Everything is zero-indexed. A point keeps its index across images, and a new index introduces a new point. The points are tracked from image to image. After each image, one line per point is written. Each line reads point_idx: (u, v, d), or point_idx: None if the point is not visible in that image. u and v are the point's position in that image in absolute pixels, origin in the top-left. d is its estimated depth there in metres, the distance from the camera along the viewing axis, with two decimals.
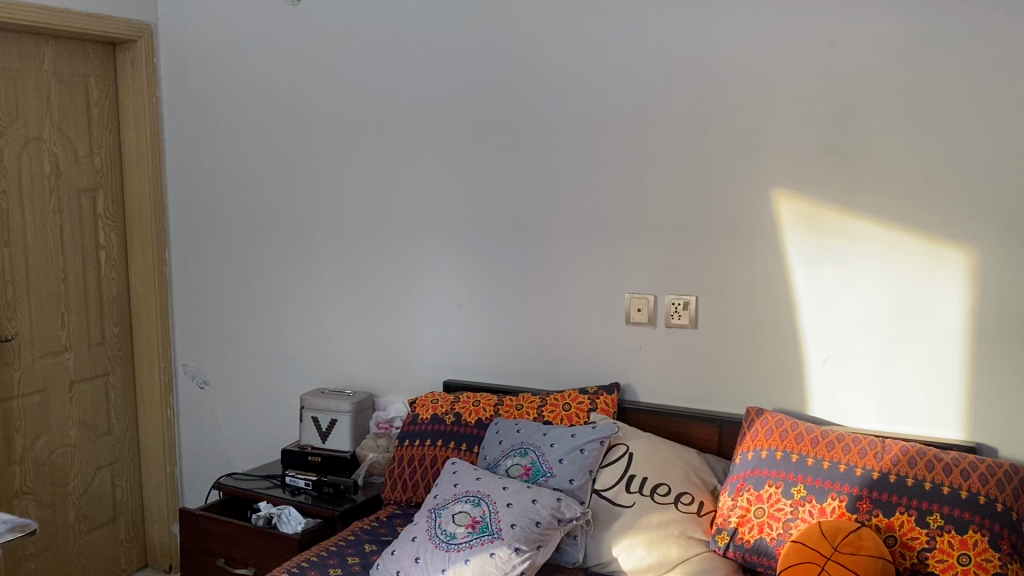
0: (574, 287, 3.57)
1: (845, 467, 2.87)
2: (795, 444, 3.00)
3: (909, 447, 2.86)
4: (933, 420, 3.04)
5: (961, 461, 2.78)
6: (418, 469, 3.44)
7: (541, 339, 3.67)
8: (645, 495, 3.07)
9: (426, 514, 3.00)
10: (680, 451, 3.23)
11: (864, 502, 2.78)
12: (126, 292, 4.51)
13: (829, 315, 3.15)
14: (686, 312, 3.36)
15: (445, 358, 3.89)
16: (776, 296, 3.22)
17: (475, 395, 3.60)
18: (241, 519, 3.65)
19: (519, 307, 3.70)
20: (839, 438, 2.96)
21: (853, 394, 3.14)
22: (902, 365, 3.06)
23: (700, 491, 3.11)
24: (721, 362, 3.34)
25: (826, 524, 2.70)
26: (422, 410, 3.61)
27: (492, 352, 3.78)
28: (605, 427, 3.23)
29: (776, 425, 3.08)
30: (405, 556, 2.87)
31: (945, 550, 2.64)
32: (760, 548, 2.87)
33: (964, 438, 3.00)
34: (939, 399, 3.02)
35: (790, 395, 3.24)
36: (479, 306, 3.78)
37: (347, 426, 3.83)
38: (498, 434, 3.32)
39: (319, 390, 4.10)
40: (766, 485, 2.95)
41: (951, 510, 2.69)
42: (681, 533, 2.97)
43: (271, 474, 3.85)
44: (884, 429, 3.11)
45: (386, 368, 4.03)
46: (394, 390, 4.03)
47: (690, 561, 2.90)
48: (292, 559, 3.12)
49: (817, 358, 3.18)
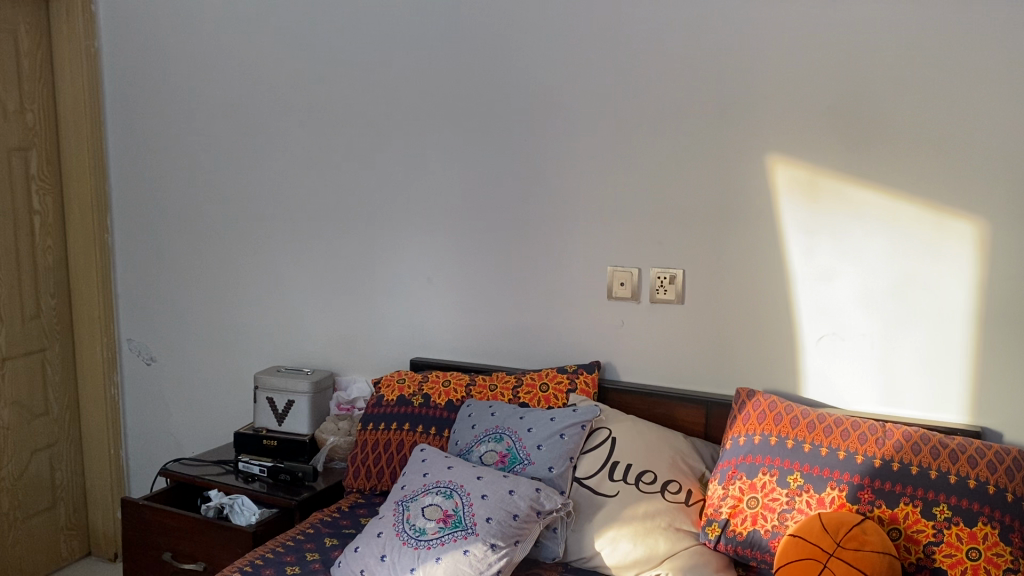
0: (552, 259, 3.32)
1: (846, 454, 2.68)
2: (788, 429, 2.80)
3: (912, 432, 2.67)
4: (938, 403, 2.86)
5: (968, 447, 2.60)
6: (384, 454, 3.19)
7: (516, 315, 3.43)
8: (630, 483, 2.85)
9: (393, 507, 2.75)
10: (665, 435, 3.02)
11: (866, 492, 2.59)
12: (64, 260, 4.17)
13: (826, 290, 2.94)
14: (673, 286, 3.13)
15: (413, 335, 3.62)
16: (770, 270, 3.00)
17: (444, 375, 3.35)
18: (189, 509, 3.36)
19: (492, 282, 3.44)
20: (837, 422, 2.76)
21: (850, 374, 2.94)
22: (903, 344, 2.87)
23: (688, 478, 2.91)
24: (709, 341, 3.12)
25: (828, 516, 2.50)
26: (387, 391, 3.35)
27: (464, 329, 3.53)
28: (586, 410, 3.01)
29: (768, 408, 2.87)
30: (370, 554, 2.62)
31: (953, 544, 2.46)
32: (754, 541, 2.67)
33: (967, 421, 2.82)
34: (945, 381, 2.83)
35: (781, 376, 3.04)
36: (448, 279, 3.52)
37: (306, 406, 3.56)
38: (471, 418, 3.08)
39: (275, 368, 3.82)
40: (760, 473, 2.75)
41: (959, 501, 2.51)
42: (668, 525, 2.75)
43: (222, 460, 3.57)
44: (882, 411, 2.92)
45: (350, 347, 3.76)
46: (356, 368, 3.76)
47: (678, 557, 2.69)
48: (245, 555, 2.85)
49: (813, 335, 2.98)
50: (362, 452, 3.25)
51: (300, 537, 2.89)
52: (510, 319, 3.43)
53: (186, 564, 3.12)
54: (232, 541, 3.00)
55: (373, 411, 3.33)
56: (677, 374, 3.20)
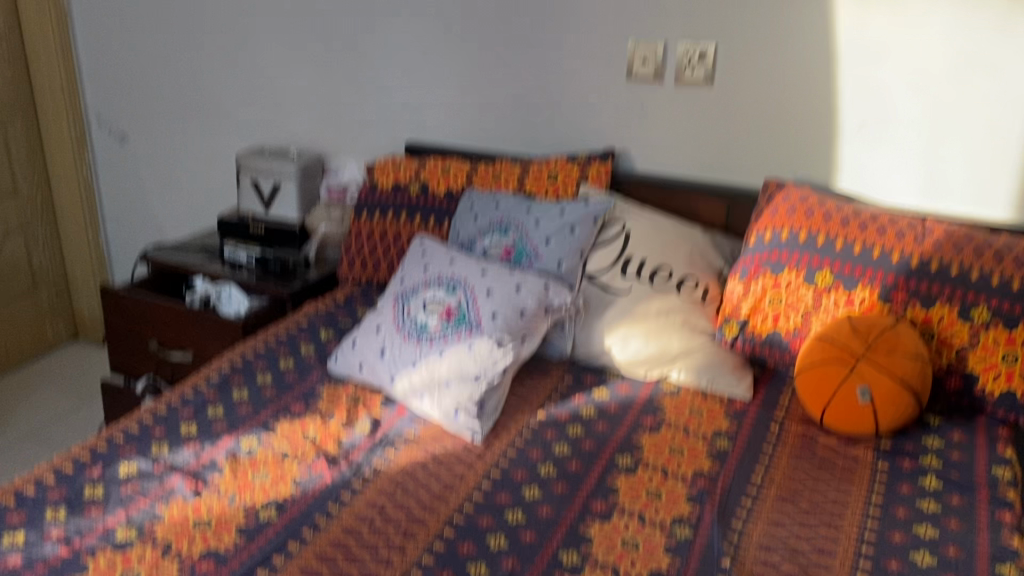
0: (565, 31, 2.95)
1: (882, 255, 2.46)
2: (820, 224, 2.55)
3: (955, 229, 2.44)
4: (983, 201, 2.63)
5: (1015, 246, 2.37)
6: (380, 245, 2.99)
7: (523, 95, 3.09)
8: (644, 280, 2.66)
9: (392, 301, 2.58)
10: (684, 228, 2.80)
11: (899, 292, 2.41)
12: (15, 21, 3.72)
13: (875, 70, 2.62)
14: (701, 65, 2.79)
15: (407, 117, 3.30)
16: (813, 46, 2.66)
17: (443, 160, 3.07)
18: (174, 297, 3.18)
19: (496, 56, 3.08)
20: (873, 218, 2.53)
21: (890, 164, 2.70)
22: (954, 133, 2.59)
23: (706, 275, 2.72)
24: (737, 126, 2.84)
25: (858, 318, 2.34)
26: (380, 176, 3.08)
27: (464, 112, 3.20)
28: (599, 201, 2.76)
29: (799, 201, 2.63)
30: (369, 350, 2.48)
31: (988, 348, 2.32)
32: (773, 342, 2.55)
33: (1013, 218, 2.61)
34: (994, 176, 2.59)
35: (816, 168, 2.79)
36: (447, 53, 3.15)
37: (291, 191, 3.29)
38: (474, 210, 2.84)
39: (259, 149, 3.52)
40: (786, 270, 2.55)
41: (1000, 304, 2.32)
42: (682, 324, 2.61)
43: (207, 248, 3.35)
44: (920, 205, 2.70)
45: (339, 130, 3.45)
46: (346, 151, 3.47)
47: (692, 357, 2.55)
48: (234, 346, 2.69)
49: (854, 121, 2.69)
50: (356, 243, 3.04)
51: (294, 330, 2.73)
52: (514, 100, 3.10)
53: (174, 354, 2.98)
54: (221, 332, 2.85)
55: (365, 199, 3.07)
56: (698, 162, 2.93)
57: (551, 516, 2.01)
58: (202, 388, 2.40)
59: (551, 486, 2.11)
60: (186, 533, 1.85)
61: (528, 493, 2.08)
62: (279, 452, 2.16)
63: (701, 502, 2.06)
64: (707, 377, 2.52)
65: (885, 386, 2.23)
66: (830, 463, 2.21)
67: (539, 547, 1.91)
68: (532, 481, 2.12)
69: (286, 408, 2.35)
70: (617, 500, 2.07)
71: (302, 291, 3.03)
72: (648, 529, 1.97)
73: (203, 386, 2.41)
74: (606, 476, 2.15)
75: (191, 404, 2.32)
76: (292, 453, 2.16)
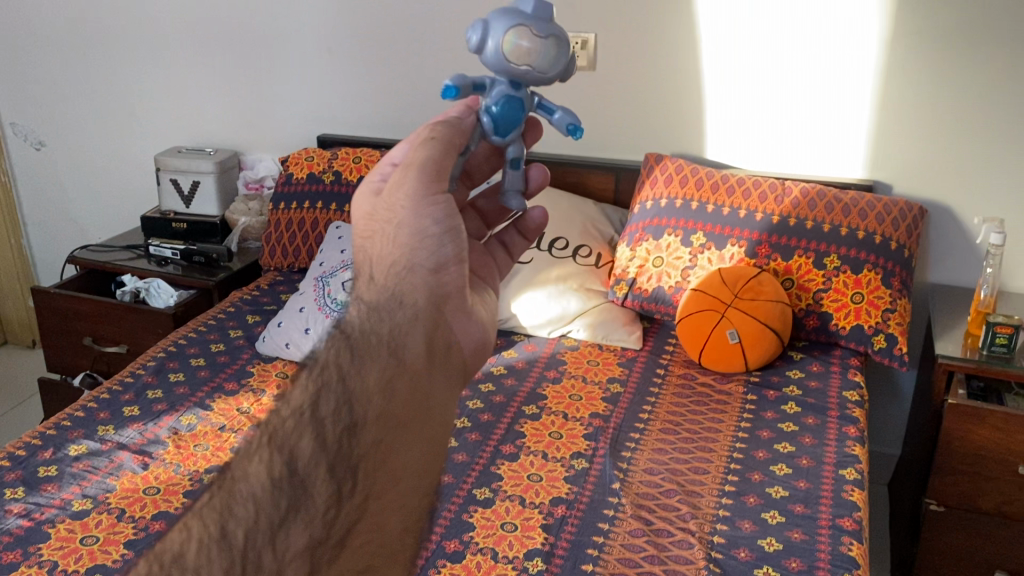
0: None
1: (743, 212, 1.75)
2: (684, 189, 1.82)
3: (808, 186, 1.75)
4: (832, 155, 1.86)
5: (859, 200, 1.72)
6: (286, 227, 2.05)
7: (259, 7, 2.20)
8: (577, 227, 1.90)
9: (290, 247, 2.04)
10: (579, 199, 1.98)
11: (763, 248, 1.71)
12: None
13: (796, 56, 1.82)
14: (585, 52, 1.95)
15: (142, 41, 2.34)
16: (672, 17, 1.87)
17: (354, 149, 2.10)
18: (40, 213, 2.65)
19: (373, 23, 2.12)
20: (737, 181, 1.79)
21: (766, 132, 1.89)
22: (889, 116, 1.79)
23: (600, 241, 1.91)
24: (623, 85, 1.96)
25: (726, 270, 1.66)
26: (296, 169, 2.10)
27: (205, 18, 2.26)
28: (457, 13, 2.03)
29: (675, 172, 1.85)
30: (282, 314, 1.74)
31: (840, 293, 1.66)
32: (657, 296, 1.77)
33: (895, 150, 1.81)
34: (846, 106, 1.81)
35: (678, 106, 1.94)
36: (357, 34, 2.14)
37: (77, 130, 2.51)
38: (333, 36, 2.16)
39: (103, 124, 2.48)
40: (667, 238, 1.79)
41: (851, 253, 1.67)
42: (581, 217, 1.93)
43: (54, 202, 2.62)
44: (794, 168, 1.90)
45: (88, 73, 2.43)
46: (200, 118, 2.38)
47: (591, 311, 1.77)
48: (113, 245, 2.21)
49: (720, 94, 1.90)
50: (190, 96, 2.37)
51: (197, 255, 2.08)
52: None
53: (24, 300, 2.66)
54: (134, 325, 1.91)
55: (186, 47, 2.31)
56: (569, 96, 2.02)
57: (501, 398, 1.55)
58: (146, 366, 1.67)
59: (503, 380, 1.61)
60: (136, 500, 1.29)
61: (472, 403, 1.53)
62: (209, 379, 1.62)
63: (636, 364, 1.67)
64: (603, 328, 1.74)
65: (751, 325, 1.59)
66: (709, 399, 1.54)
67: (503, 420, 1.49)
68: (503, 353, 1.71)
69: (261, 325, 1.82)
70: (568, 370, 1.64)
71: (225, 230, 2.23)
72: (591, 386, 1.59)
73: (159, 278, 2.02)
74: (546, 371, 1.64)
75: (147, 369, 1.65)
76: (234, 422, 1.48)
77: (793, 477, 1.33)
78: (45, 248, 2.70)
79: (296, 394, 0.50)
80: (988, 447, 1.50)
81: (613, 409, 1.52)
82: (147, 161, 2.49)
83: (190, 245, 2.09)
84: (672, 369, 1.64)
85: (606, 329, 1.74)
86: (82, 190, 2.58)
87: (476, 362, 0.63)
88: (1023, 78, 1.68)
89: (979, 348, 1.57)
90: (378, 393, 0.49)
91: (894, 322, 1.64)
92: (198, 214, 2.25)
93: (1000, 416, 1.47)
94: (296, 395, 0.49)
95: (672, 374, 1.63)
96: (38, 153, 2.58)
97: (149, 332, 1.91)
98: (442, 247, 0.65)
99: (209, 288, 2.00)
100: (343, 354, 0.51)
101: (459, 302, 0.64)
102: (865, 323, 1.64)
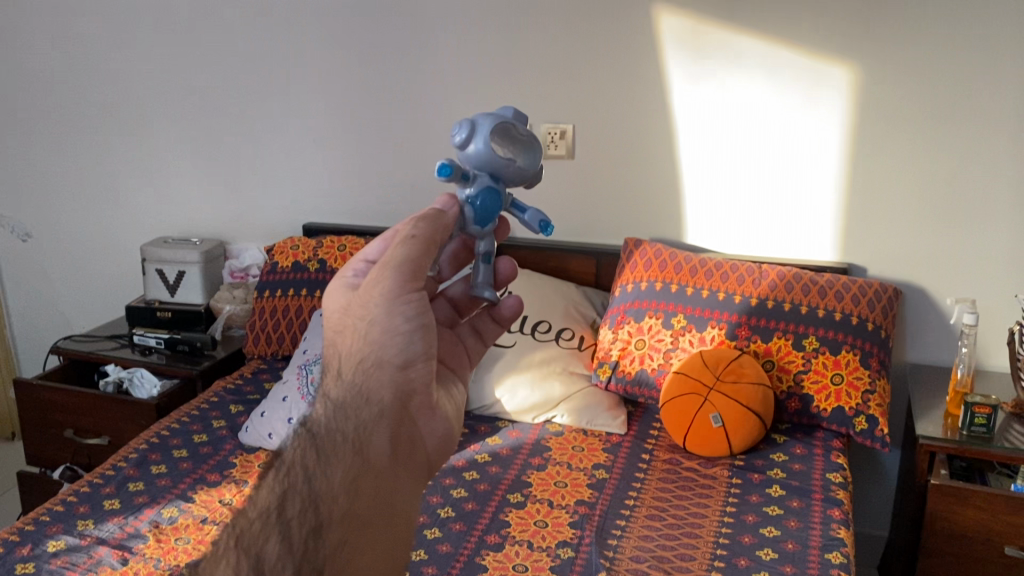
0: (422, 80, 2.10)
1: (722, 294, 1.78)
2: (663, 273, 1.85)
3: (784, 269, 1.79)
4: (807, 238, 1.90)
5: (835, 283, 1.75)
6: (271, 314, 2.06)
7: (246, 101, 2.26)
8: (558, 310, 1.92)
9: (274, 335, 2.05)
10: (560, 283, 2.01)
11: (743, 330, 1.74)
12: None
13: (766, 146, 1.87)
14: (563, 142, 2.01)
15: (130, 135, 2.39)
16: (647, 110, 1.94)
17: (338, 238, 2.13)
18: (24, 304, 2.65)
19: (358, 117, 2.18)
20: (715, 265, 1.83)
21: (741, 218, 1.94)
22: (860, 201, 1.84)
23: (582, 325, 1.93)
24: (601, 173, 2.02)
25: (707, 353, 1.68)
26: (281, 258, 2.12)
27: (192, 112, 2.32)
28: (439, 105, 2.10)
29: (655, 256, 1.88)
30: (265, 403, 1.73)
31: (821, 374, 1.68)
32: (640, 380, 1.78)
33: (867, 234, 1.86)
34: (818, 193, 1.86)
35: (655, 193, 1.99)
36: (341, 127, 2.20)
37: (64, 222, 2.54)
38: (318, 128, 2.22)
39: (89, 216, 2.52)
40: (648, 321, 1.81)
41: (829, 334, 1.70)
42: (563, 301, 1.95)
43: (39, 293, 2.63)
44: (769, 252, 1.94)
45: (76, 165, 2.47)
46: (186, 209, 2.42)
47: (574, 396, 1.77)
48: (97, 335, 2.21)
49: (695, 181, 1.95)
50: (176, 188, 2.40)
51: (181, 344, 2.08)
52: (245, 63, 2.23)
53: (6, 392, 2.64)
54: (116, 416, 1.90)
55: (173, 140, 2.36)
56: (549, 184, 2.07)
57: (486, 485, 1.55)
58: (128, 459, 1.65)
59: (488, 467, 1.60)
60: None
61: (457, 492, 1.52)
62: (191, 471, 1.61)
63: (620, 449, 1.67)
64: (587, 414, 1.75)
65: (733, 408, 1.60)
66: (694, 484, 1.54)
67: (488, 509, 1.47)
68: (487, 440, 1.71)
69: (244, 415, 1.81)
70: (553, 457, 1.64)
71: (210, 319, 2.24)
72: (576, 472, 1.58)
73: (142, 368, 2.01)
74: (530, 458, 1.63)
75: (129, 462, 1.64)
76: (216, 514, 1.46)
77: (780, 562, 1.32)
78: (28, 339, 2.69)
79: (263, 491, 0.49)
80: (973, 528, 1.50)
81: (598, 494, 1.52)
82: (132, 251, 2.51)
83: (174, 335, 2.10)
84: (657, 454, 1.64)
85: (590, 415, 1.75)
86: (67, 281, 2.59)
87: (439, 456, 0.70)
88: (983, 165, 1.74)
89: (959, 428, 1.59)
90: (346, 495, 0.52)
91: (875, 402, 1.66)
92: (183, 303, 2.26)
93: (982, 495, 1.48)
94: (263, 494, 0.48)
95: (657, 459, 1.62)
96: (25, 245, 2.60)
97: (131, 423, 1.90)
98: (413, 344, 0.71)
99: (193, 377, 2.00)
100: (312, 454, 0.53)
101: (424, 397, 0.71)
102: (846, 405, 1.66)
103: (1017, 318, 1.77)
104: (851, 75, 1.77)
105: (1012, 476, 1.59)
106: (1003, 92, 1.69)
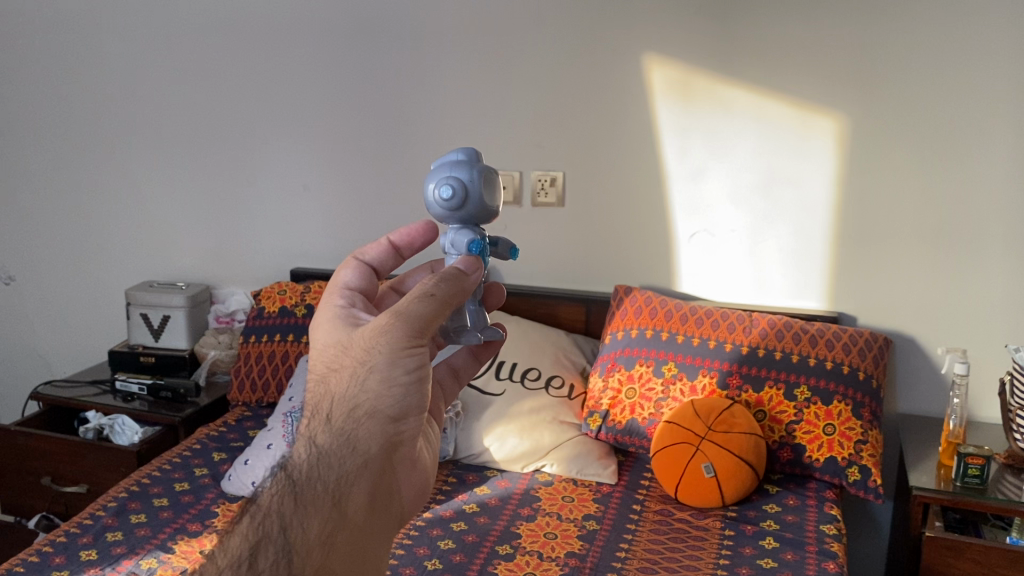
0: (413, 130, 2.10)
1: (713, 342, 1.78)
2: (654, 321, 1.85)
3: (777, 318, 1.79)
4: (795, 287, 1.91)
5: (827, 334, 1.75)
6: (257, 359, 2.04)
7: (237, 148, 2.26)
8: (548, 357, 1.91)
9: (260, 381, 2.02)
10: (551, 330, 2.00)
11: (733, 378, 1.73)
12: None
13: (755, 198, 1.88)
14: (553, 191, 2.02)
15: (118, 179, 2.38)
16: (639, 162, 1.95)
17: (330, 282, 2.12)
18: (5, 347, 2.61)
19: (347, 165, 2.18)
20: (708, 313, 1.82)
21: (729, 266, 1.94)
22: (849, 251, 1.85)
23: (573, 372, 1.92)
24: (592, 222, 2.02)
25: (699, 402, 1.67)
26: (267, 303, 2.11)
27: (181, 157, 2.31)
28: (430, 152, 2.10)
29: (646, 304, 1.88)
30: (254, 447, 1.70)
31: (813, 425, 1.67)
32: (631, 429, 1.76)
33: (856, 287, 1.86)
34: (807, 245, 1.87)
35: (646, 243, 1.99)
36: (333, 175, 2.20)
37: (48, 265, 2.51)
38: (308, 175, 2.22)
39: (73, 260, 2.49)
40: (637, 369, 1.80)
41: (821, 384, 1.69)
42: (553, 348, 1.94)
43: (21, 336, 2.59)
44: (759, 300, 1.94)
45: (61, 210, 2.46)
46: (174, 255, 2.40)
47: (564, 446, 1.75)
48: (78, 380, 2.18)
49: (685, 228, 1.95)
50: (163, 232, 2.39)
51: (165, 390, 2.05)
52: (236, 109, 2.23)
53: None
54: (94, 463, 1.86)
55: (162, 185, 2.35)
56: (540, 232, 2.07)
57: (473, 536, 1.51)
58: (106, 507, 1.61)
59: (476, 518, 1.57)
60: None
61: (444, 543, 1.48)
62: (172, 520, 1.57)
63: (611, 500, 1.64)
64: (577, 463, 1.72)
65: (725, 459, 1.58)
66: (685, 535, 1.51)
67: (476, 561, 1.43)
68: (474, 489, 1.67)
69: (227, 463, 1.78)
70: (543, 507, 1.61)
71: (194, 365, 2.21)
72: (566, 523, 1.55)
73: (124, 415, 1.98)
74: (520, 509, 1.60)
75: (108, 511, 1.60)
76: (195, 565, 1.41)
77: None
78: (8, 384, 2.64)
79: (240, 537, 0.60)
80: None
81: (589, 545, 1.48)
82: (116, 296, 2.48)
83: (158, 380, 2.07)
84: (648, 505, 1.62)
85: (581, 464, 1.72)
86: (49, 325, 2.56)
87: (413, 502, 0.74)
88: (969, 220, 1.75)
89: (953, 480, 1.57)
90: (319, 548, 0.61)
91: (867, 453, 1.64)
92: (166, 349, 2.23)
93: (978, 548, 1.46)
94: (236, 544, 0.60)
95: (649, 510, 1.60)
96: (7, 288, 2.57)
97: (107, 471, 1.85)
98: (409, 398, 0.72)
99: (175, 424, 1.96)
100: (289, 501, 0.62)
101: (409, 449, 0.73)
102: (839, 455, 1.64)
103: (1007, 369, 1.77)
104: (838, 125, 1.79)
105: (1006, 528, 1.57)
106: (987, 143, 1.71)
